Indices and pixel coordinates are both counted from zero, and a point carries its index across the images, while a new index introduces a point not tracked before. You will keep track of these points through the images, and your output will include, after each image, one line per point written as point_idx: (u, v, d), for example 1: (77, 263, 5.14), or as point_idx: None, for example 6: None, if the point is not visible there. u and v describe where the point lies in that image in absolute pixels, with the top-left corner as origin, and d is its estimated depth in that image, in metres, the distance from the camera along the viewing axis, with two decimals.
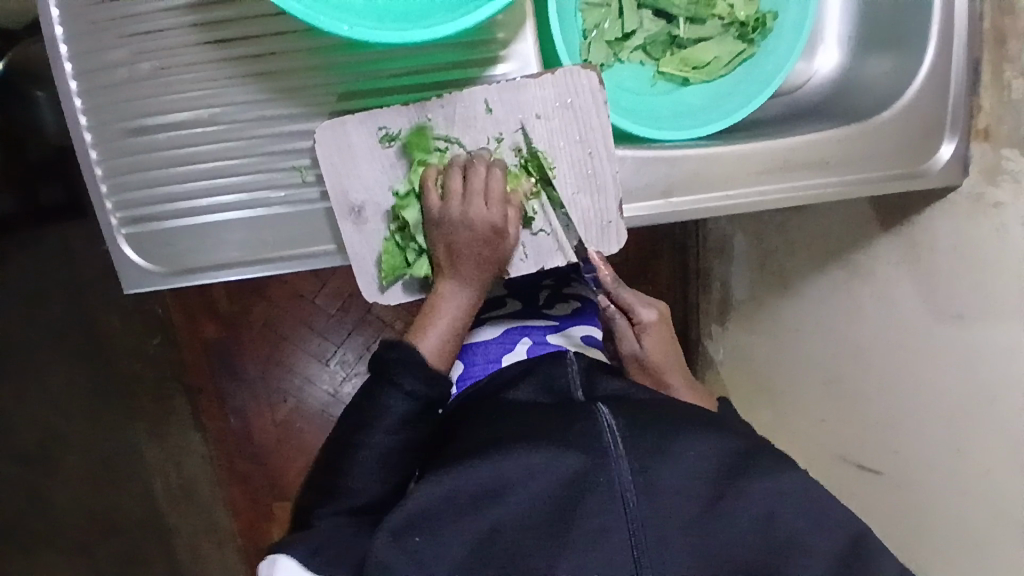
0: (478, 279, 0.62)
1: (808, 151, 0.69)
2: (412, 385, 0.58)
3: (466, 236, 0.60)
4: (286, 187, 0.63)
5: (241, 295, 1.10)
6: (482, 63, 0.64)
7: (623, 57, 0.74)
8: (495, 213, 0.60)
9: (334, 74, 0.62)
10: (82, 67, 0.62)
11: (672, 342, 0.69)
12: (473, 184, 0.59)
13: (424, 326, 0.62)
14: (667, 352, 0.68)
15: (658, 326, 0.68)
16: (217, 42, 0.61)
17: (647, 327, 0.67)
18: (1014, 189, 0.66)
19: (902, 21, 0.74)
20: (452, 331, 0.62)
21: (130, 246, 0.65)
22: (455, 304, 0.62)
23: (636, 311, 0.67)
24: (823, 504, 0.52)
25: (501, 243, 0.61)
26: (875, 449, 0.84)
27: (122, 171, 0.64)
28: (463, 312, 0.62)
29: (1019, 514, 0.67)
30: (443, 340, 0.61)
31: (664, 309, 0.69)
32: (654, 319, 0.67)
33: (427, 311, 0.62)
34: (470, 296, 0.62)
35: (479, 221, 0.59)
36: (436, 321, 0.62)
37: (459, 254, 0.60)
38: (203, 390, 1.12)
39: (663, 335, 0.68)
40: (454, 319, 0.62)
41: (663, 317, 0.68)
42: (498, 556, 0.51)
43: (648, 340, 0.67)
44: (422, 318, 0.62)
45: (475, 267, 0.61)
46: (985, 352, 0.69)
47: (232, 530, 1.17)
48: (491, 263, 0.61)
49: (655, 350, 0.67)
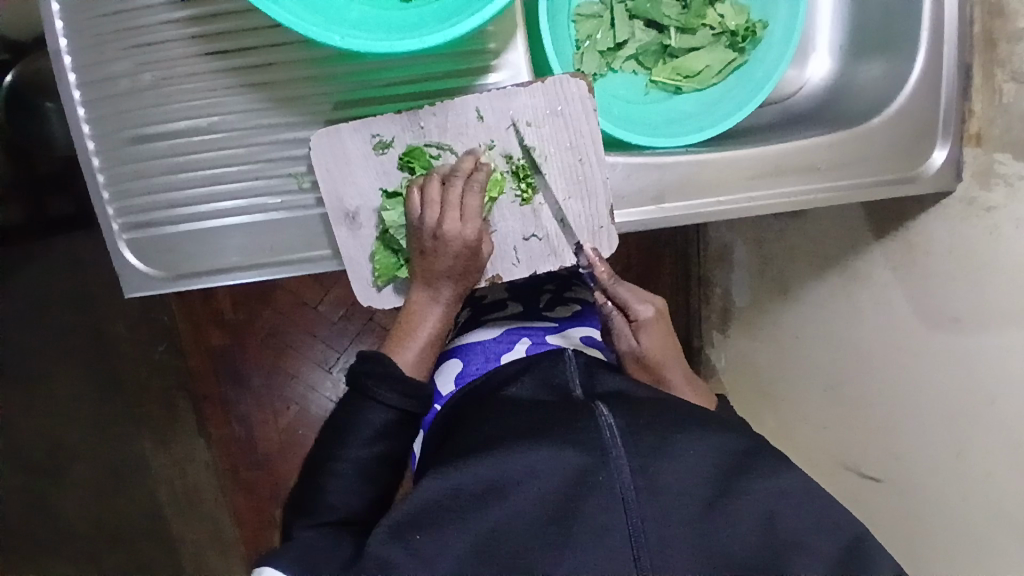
0: (453, 292, 0.63)
1: (799, 157, 0.70)
2: (389, 397, 0.60)
3: (440, 247, 0.61)
4: (283, 194, 0.65)
5: (245, 303, 1.13)
6: (474, 72, 0.65)
7: (616, 66, 0.75)
8: (468, 228, 0.60)
9: (329, 84, 0.63)
10: (86, 79, 0.64)
11: (671, 338, 0.70)
12: (449, 197, 0.60)
13: (401, 337, 0.63)
14: (668, 348, 0.68)
15: (657, 323, 0.68)
16: (216, 53, 0.63)
17: (646, 323, 0.68)
18: (1007, 192, 0.66)
19: (892, 27, 0.75)
20: (430, 344, 0.64)
21: (131, 252, 0.67)
22: (431, 316, 0.64)
23: (634, 307, 0.68)
24: (814, 502, 0.52)
25: (477, 256, 0.62)
26: (873, 456, 0.83)
27: (124, 179, 0.65)
28: (439, 323, 0.64)
29: (1017, 519, 0.66)
30: (421, 349, 0.63)
31: (662, 306, 0.70)
32: (654, 314, 0.68)
33: (404, 323, 0.64)
34: (444, 304, 0.64)
35: (453, 236, 0.60)
36: (414, 334, 0.63)
37: (434, 266, 0.62)
38: (208, 398, 1.14)
39: (663, 331, 0.69)
40: (431, 330, 0.64)
41: (662, 313, 0.69)
42: (499, 556, 0.51)
43: (647, 336, 0.68)
44: (399, 331, 0.64)
45: (450, 280, 0.62)
46: (982, 355, 0.69)
47: (236, 538, 1.18)
48: (463, 275, 0.62)
49: (655, 345, 0.68)
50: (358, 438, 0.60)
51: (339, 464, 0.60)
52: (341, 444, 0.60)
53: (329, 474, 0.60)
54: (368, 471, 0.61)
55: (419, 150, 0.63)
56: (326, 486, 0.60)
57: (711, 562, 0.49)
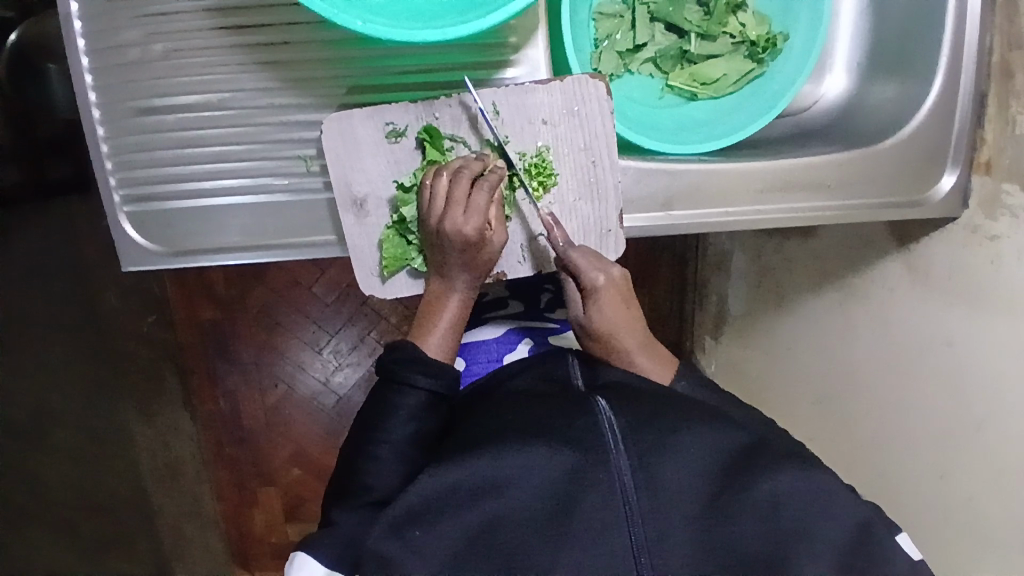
0: (472, 276, 0.62)
1: (810, 174, 0.69)
2: (423, 382, 0.58)
3: (449, 241, 0.59)
4: (290, 176, 0.64)
5: (240, 280, 1.14)
6: (493, 66, 0.64)
7: (633, 68, 0.75)
8: (472, 223, 0.58)
9: (346, 67, 0.62)
10: (95, 45, 0.62)
11: (628, 305, 0.65)
12: (452, 194, 0.59)
13: (425, 329, 0.62)
14: (620, 317, 0.65)
15: (608, 292, 0.63)
16: (231, 28, 0.61)
17: (596, 293, 0.63)
18: (1011, 223, 0.66)
19: (910, 50, 0.75)
20: (454, 330, 0.62)
21: (131, 225, 0.66)
22: (452, 300, 0.62)
23: (583, 275, 0.62)
24: (818, 513, 0.52)
25: (485, 252, 0.61)
26: (856, 472, 0.85)
27: (128, 149, 0.64)
28: (461, 306, 0.63)
29: (997, 543, 0.67)
30: (444, 340, 0.62)
31: (619, 274, 0.64)
32: (604, 284, 0.63)
33: (426, 312, 0.63)
34: (463, 292, 0.63)
35: (455, 232, 0.58)
36: (437, 320, 0.62)
37: (446, 256, 0.61)
38: (196, 371, 1.17)
39: (616, 300, 0.64)
40: (454, 314, 0.62)
41: (617, 281, 0.64)
42: (498, 550, 0.51)
43: (596, 308, 0.64)
44: (422, 319, 0.63)
45: (465, 266, 0.61)
46: (975, 380, 0.70)
47: (217, 513, 1.22)
48: (481, 263, 0.61)
49: (605, 315, 0.64)
50: (377, 432, 0.58)
51: (358, 451, 0.59)
52: (357, 442, 0.59)
53: (350, 456, 0.60)
54: (388, 467, 0.57)
55: (434, 131, 0.62)
56: (335, 479, 0.61)
57: (717, 563, 0.49)
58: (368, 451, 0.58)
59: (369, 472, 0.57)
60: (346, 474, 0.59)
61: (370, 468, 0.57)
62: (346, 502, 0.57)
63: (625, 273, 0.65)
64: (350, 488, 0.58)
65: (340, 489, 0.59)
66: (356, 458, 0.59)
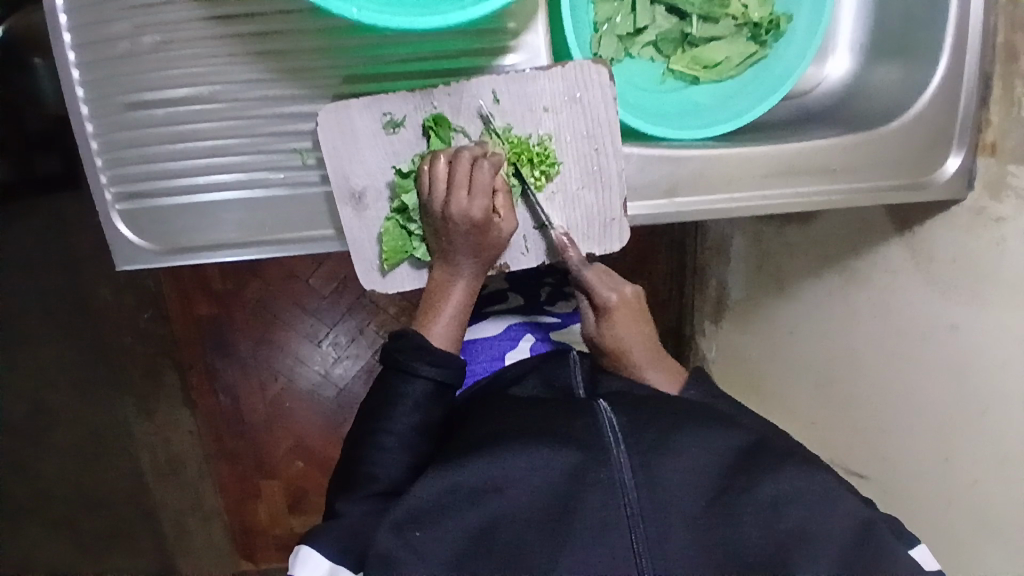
0: (478, 262, 0.61)
1: (813, 158, 0.68)
2: (424, 370, 0.57)
3: (453, 225, 0.59)
4: (286, 169, 0.63)
5: (235, 273, 1.11)
6: (491, 52, 0.63)
7: (634, 52, 0.73)
8: (475, 205, 0.58)
9: (341, 57, 0.61)
10: (82, 40, 0.61)
11: (641, 325, 0.66)
12: (455, 176, 0.58)
13: (430, 316, 0.61)
14: (634, 336, 0.65)
15: (620, 309, 0.65)
16: (221, 18, 0.60)
17: (609, 310, 0.65)
18: (1017, 204, 0.65)
19: (915, 31, 0.73)
20: (459, 317, 0.61)
21: (124, 223, 0.64)
22: (457, 287, 0.62)
23: (597, 292, 0.65)
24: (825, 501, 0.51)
25: (489, 234, 0.60)
26: (860, 455, 0.84)
27: (119, 145, 0.62)
28: (467, 293, 0.62)
29: (1005, 526, 0.67)
30: (449, 328, 0.61)
31: (631, 292, 0.66)
32: (617, 301, 0.65)
33: (431, 298, 0.62)
34: (471, 279, 0.62)
35: (458, 214, 0.58)
36: (442, 308, 0.61)
37: (452, 241, 0.60)
38: (194, 366, 1.13)
39: (628, 317, 0.65)
40: (459, 301, 0.62)
41: (628, 298, 0.66)
42: (498, 549, 0.50)
43: (609, 323, 0.65)
44: (426, 307, 0.62)
45: (472, 251, 0.60)
46: (977, 365, 0.70)
47: (219, 506, 1.20)
48: (485, 248, 0.60)
49: (619, 332, 0.65)
50: (379, 429, 0.57)
51: (360, 448, 0.58)
52: (360, 440, 0.59)
53: (354, 448, 0.59)
54: (389, 466, 0.57)
55: (441, 120, 0.61)
56: (337, 477, 0.60)
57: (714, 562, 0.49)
58: (372, 441, 0.58)
59: (374, 462, 0.57)
60: (349, 465, 0.59)
61: (373, 460, 0.57)
62: (349, 495, 0.57)
63: (637, 291, 0.67)
64: (352, 481, 0.57)
65: (343, 481, 0.59)
66: (358, 455, 0.58)
